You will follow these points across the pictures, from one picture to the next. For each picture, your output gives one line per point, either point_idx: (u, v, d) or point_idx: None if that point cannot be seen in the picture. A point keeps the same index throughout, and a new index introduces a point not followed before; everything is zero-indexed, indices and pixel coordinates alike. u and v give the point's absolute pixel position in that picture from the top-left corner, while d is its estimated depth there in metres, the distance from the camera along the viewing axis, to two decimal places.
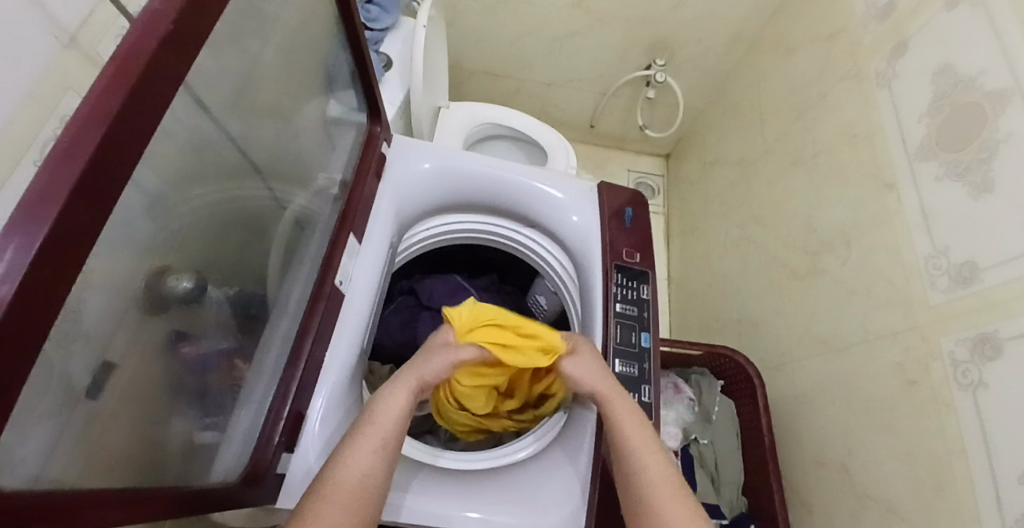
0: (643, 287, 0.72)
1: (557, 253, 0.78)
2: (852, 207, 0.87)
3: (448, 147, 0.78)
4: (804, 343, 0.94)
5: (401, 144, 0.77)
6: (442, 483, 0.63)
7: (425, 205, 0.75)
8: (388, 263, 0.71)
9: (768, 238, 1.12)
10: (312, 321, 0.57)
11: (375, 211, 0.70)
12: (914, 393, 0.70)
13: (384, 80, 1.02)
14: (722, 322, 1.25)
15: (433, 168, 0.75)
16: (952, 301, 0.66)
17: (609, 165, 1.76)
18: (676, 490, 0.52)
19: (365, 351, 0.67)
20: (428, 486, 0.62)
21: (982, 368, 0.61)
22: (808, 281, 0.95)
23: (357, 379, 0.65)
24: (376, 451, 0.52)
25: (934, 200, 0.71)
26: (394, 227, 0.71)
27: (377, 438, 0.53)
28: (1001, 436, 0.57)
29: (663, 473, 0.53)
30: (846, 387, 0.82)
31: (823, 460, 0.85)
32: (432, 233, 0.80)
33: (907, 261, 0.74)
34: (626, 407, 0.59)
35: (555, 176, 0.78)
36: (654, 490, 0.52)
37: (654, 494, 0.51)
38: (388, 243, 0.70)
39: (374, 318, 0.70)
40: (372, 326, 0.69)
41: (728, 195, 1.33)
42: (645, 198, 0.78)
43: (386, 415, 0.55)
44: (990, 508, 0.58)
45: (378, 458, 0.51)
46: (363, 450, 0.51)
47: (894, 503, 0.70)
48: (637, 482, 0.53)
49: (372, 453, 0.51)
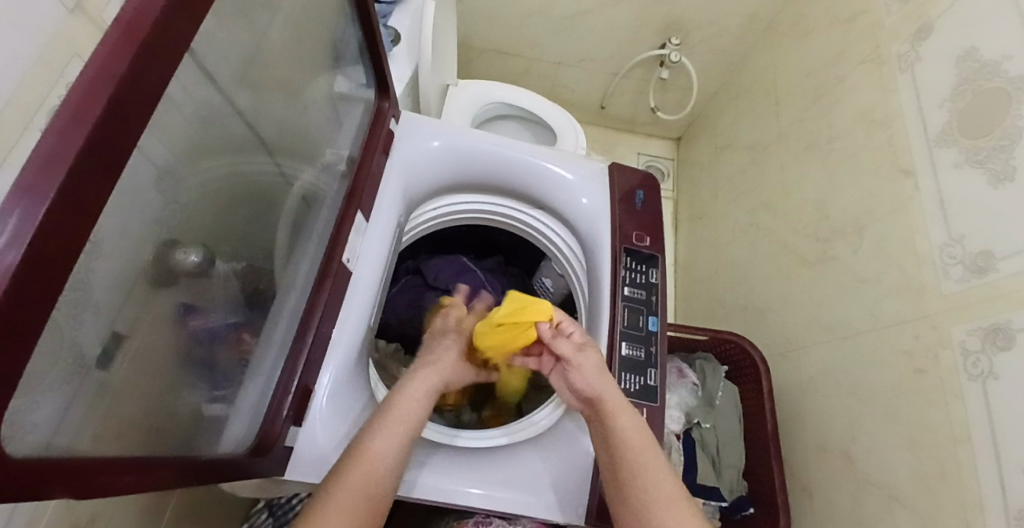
0: (652, 272, 0.69)
1: (565, 236, 0.77)
2: (866, 194, 0.86)
3: (456, 125, 0.76)
4: (809, 331, 0.93)
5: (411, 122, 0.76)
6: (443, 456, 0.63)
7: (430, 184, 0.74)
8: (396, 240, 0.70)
9: (778, 225, 1.10)
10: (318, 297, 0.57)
11: (382, 188, 0.69)
12: (921, 381, 0.69)
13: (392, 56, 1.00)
14: (727, 309, 1.24)
15: (440, 149, 0.74)
16: (964, 291, 0.65)
17: (619, 148, 1.73)
18: (681, 503, 0.53)
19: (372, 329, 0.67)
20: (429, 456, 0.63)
21: (993, 358, 0.60)
22: (817, 270, 0.94)
23: (365, 356, 0.65)
24: (400, 439, 0.55)
25: (951, 188, 0.70)
26: (399, 205, 0.70)
27: (401, 429, 0.55)
28: (1010, 428, 0.57)
29: (668, 492, 0.53)
30: (852, 375, 0.81)
31: (825, 446, 0.85)
32: (439, 213, 0.79)
33: (921, 249, 0.73)
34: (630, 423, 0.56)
35: (565, 158, 0.77)
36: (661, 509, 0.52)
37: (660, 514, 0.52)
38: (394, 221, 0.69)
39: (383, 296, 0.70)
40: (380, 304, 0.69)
41: (740, 180, 1.31)
42: (656, 180, 0.77)
43: (410, 401, 0.58)
44: (994, 499, 0.58)
45: (404, 444, 0.55)
46: (388, 437, 0.54)
47: (896, 490, 0.70)
48: (642, 500, 0.53)
49: (399, 437, 0.55)
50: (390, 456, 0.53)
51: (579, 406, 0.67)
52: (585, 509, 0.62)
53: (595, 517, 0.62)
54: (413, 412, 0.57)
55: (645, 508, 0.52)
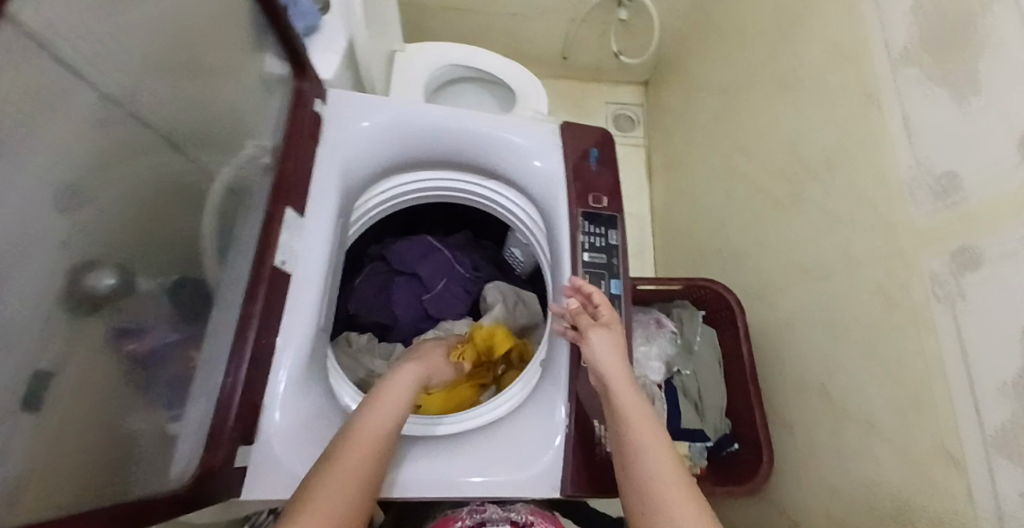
0: (612, 233, 0.68)
1: (522, 204, 0.74)
2: (834, 127, 0.83)
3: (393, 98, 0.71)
4: (784, 271, 0.93)
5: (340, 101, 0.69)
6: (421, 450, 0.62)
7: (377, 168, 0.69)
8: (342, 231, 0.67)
9: (751, 166, 1.08)
10: (250, 312, 0.53)
11: (316, 179, 0.65)
12: (893, 312, 0.68)
13: (321, 25, 0.86)
14: (705, 256, 1.23)
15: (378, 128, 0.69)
16: (931, 217, 0.64)
17: (587, 100, 1.68)
18: (676, 476, 0.48)
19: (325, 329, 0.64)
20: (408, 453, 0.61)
21: (959, 281, 0.59)
22: (791, 209, 0.92)
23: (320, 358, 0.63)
24: (393, 413, 0.57)
25: (915, 110, 0.67)
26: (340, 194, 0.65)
27: (394, 407, 0.58)
28: (981, 352, 0.56)
29: (662, 467, 0.49)
30: (827, 312, 0.81)
31: (802, 382, 0.86)
32: (390, 195, 0.75)
33: (888, 178, 0.71)
34: (635, 400, 0.54)
35: (513, 123, 0.72)
36: (656, 483, 0.48)
37: (653, 485, 0.48)
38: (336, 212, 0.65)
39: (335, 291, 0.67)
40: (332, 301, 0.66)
41: (711, 122, 1.27)
42: (611, 136, 0.73)
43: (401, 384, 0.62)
44: (969, 423, 0.57)
45: (399, 418, 0.58)
46: (384, 411, 0.57)
47: (874, 421, 0.71)
48: (641, 475, 0.49)
49: (393, 412, 0.58)
50: (384, 429, 0.55)
51: (547, 381, 0.66)
52: (561, 481, 0.62)
53: (573, 487, 0.61)
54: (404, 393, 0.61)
55: (645, 480, 0.48)
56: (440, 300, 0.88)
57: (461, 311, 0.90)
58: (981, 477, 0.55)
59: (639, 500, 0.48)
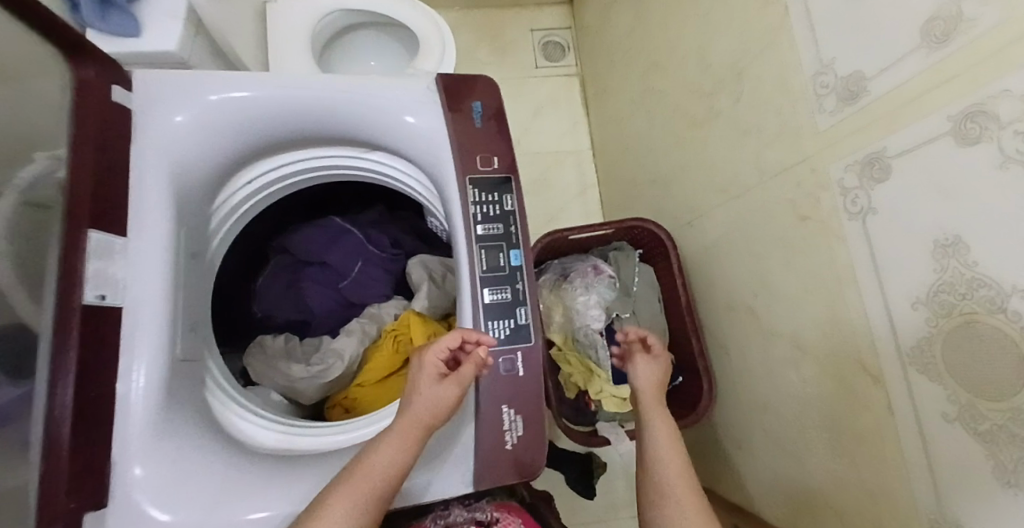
0: (507, 198, 0.59)
1: (411, 175, 0.64)
2: (740, 31, 0.75)
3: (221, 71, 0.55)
4: (708, 196, 0.89)
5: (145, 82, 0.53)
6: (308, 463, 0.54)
7: (227, 162, 0.55)
8: (197, 241, 0.55)
9: (670, 84, 1.00)
10: (65, 366, 0.42)
11: (135, 185, 0.50)
12: (807, 229, 0.65)
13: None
14: (639, 186, 1.18)
15: (206, 109, 0.53)
16: (839, 124, 0.58)
17: (505, 29, 1.53)
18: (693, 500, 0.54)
19: (200, 354, 0.55)
20: (286, 471, 0.52)
21: (870, 193, 0.55)
22: (709, 128, 0.86)
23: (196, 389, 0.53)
24: (443, 401, 0.51)
25: (818, 3, 0.60)
26: (173, 204, 0.51)
27: (451, 389, 0.52)
28: (890, 265, 0.53)
29: (687, 491, 0.55)
30: (748, 235, 0.78)
31: (733, 307, 0.84)
32: (255, 188, 0.62)
33: (796, 84, 0.65)
34: (666, 429, 0.60)
35: (379, 83, 0.59)
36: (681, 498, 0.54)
37: (674, 499, 0.54)
38: (176, 223, 0.51)
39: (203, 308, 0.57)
40: (200, 320, 0.55)
41: (630, 38, 1.17)
42: (500, 90, 0.63)
43: (429, 380, 0.52)
44: (884, 340, 0.55)
45: (443, 404, 0.51)
46: (430, 395, 0.51)
47: (798, 341, 0.70)
48: (665, 496, 0.55)
49: (446, 394, 0.51)
50: (433, 414, 0.51)
51: None
52: (472, 477, 0.55)
53: (482, 480, 0.55)
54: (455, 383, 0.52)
55: (664, 489, 0.55)
56: (357, 285, 0.82)
57: (385, 292, 0.84)
58: (901, 396, 0.54)
59: (653, 497, 0.56)
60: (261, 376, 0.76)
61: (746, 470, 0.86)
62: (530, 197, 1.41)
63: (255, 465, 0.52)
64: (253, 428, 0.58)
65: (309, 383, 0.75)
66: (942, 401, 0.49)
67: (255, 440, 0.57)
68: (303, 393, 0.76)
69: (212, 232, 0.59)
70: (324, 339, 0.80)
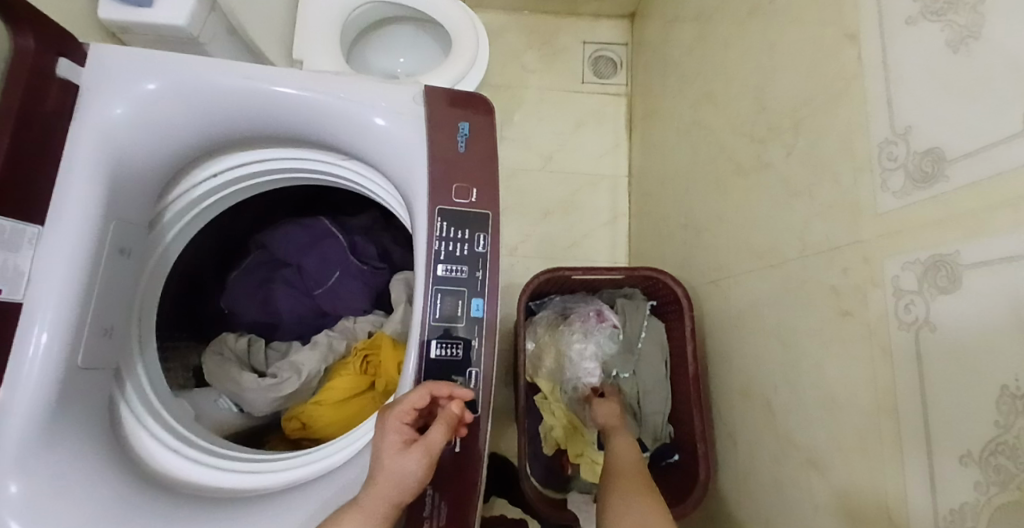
0: (479, 238, 0.51)
1: (387, 193, 0.57)
2: (805, 76, 0.64)
3: (185, 55, 0.50)
4: (741, 257, 0.77)
5: (97, 59, 0.48)
6: (202, 504, 0.47)
7: (178, 154, 0.51)
8: (133, 237, 0.51)
9: (720, 121, 0.88)
10: None
11: (63, 170, 0.45)
12: (845, 328, 0.54)
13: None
14: (671, 227, 1.06)
15: (153, 97, 0.48)
16: (904, 210, 0.47)
17: (560, 36, 1.44)
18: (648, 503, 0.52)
19: (114, 359, 0.50)
20: (173, 514, 0.45)
21: (929, 303, 0.43)
22: (754, 180, 0.75)
23: (97, 403, 0.48)
24: (404, 476, 0.41)
25: (900, 55, 0.48)
26: (106, 196, 0.46)
27: (414, 458, 0.41)
28: (941, 404, 0.41)
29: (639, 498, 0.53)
30: (779, 314, 0.66)
31: (748, 391, 0.73)
32: (218, 184, 0.57)
33: (859, 150, 0.53)
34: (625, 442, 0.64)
35: (358, 86, 0.52)
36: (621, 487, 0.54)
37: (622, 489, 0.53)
38: (102, 216, 0.46)
39: (130, 309, 0.53)
40: (119, 323, 0.51)
41: (687, 62, 1.05)
42: (495, 110, 0.54)
43: (391, 450, 0.41)
44: (919, 495, 0.43)
45: (408, 479, 0.41)
46: (389, 466, 0.41)
47: (815, 455, 0.58)
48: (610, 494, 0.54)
49: (408, 464, 0.41)
50: (393, 491, 0.40)
51: None
52: None
53: None
54: (422, 453, 0.41)
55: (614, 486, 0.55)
56: (330, 297, 0.76)
57: (363, 307, 0.77)
58: None
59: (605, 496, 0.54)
60: (213, 379, 0.71)
61: None
62: (556, 218, 1.31)
63: (148, 494, 0.46)
64: (159, 447, 0.52)
65: (258, 396, 0.69)
66: None
67: (164, 464, 0.51)
68: (252, 404, 0.70)
69: (161, 230, 0.55)
70: (292, 347, 0.75)
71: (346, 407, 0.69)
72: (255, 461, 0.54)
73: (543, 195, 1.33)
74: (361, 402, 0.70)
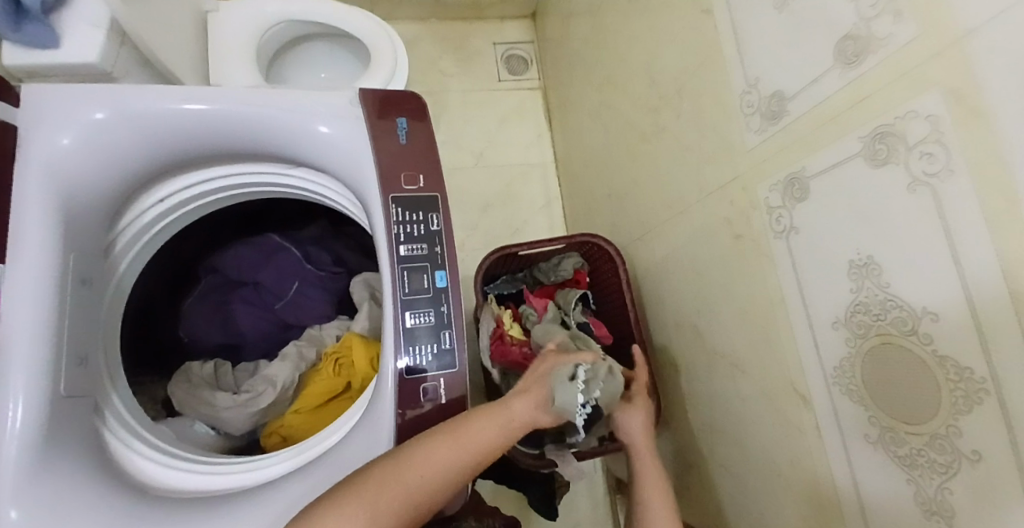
0: (432, 218, 0.57)
1: (337, 192, 0.62)
2: (679, 49, 0.75)
3: (122, 86, 0.53)
4: (657, 211, 0.88)
5: (31, 99, 0.50)
6: (204, 499, 0.50)
7: (128, 182, 0.53)
8: (93, 266, 0.52)
9: (621, 98, 0.99)
10: None
11: (17, 206, 0.47)
12: (740, 248, 0.65)
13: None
14: (597, 200, 1.16)
15: (99, 127, 0.51)
16: (764, 143, 0.58)
17: (470, 40, 1.52)
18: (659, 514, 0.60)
19: (93, 385, 0.52)
20: (179, 510, 0.48)
21: (793, 212, 0.55)
22: (656, 143, 0.86)
23: (86, 425, 0.49)
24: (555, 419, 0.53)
25: (744, 21, 0.60)
26: (64, 227, 0.48)
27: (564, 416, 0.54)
28: (814, 286, 0.53)
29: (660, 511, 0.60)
30: (691, 251, 0.77)
31: (679, 325, 0.83)
32: (167, 207, 0.59)
33: (726, 102, 0.65)
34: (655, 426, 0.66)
35: (297, 97, 0.57)
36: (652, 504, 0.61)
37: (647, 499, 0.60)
38: (64, 246, 0.48)
39: (98, 337, 0.54)
40: (91, 350, 0.52)
41: (587, 51, 1.17)
42: (426, 105, 0.61)
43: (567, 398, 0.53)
44: (811, 362, 0.55)
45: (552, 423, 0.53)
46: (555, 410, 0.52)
47: (736, 359, 0.69)
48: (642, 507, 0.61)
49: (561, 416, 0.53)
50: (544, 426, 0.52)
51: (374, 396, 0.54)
52: None
53: None
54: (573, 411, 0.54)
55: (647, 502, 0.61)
56: (292, 306, 0.79)
57: (326, 312, 0.80)
58: (826, 414, 0.53)
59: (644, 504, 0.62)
60: (183, 406, 0.72)
61: (689, 492, 0.84)
62: (493, 209, 1.39)
63: (151, 499, 0.48)
64: (150, 462, 0.53)
65: (233, 413, 0.71)
66: (863, 423, 0.49)
67: (159, 476, 0.52)
68: (228, 423, 0.71)
69: (115, 258, 0.57)
70: (260, 364, 0.77)
71: (327, 409, 0.72)
72: (247, 461, 0.56)
73: (479, 190, 1.40)
74: (341, 402, 0.73)
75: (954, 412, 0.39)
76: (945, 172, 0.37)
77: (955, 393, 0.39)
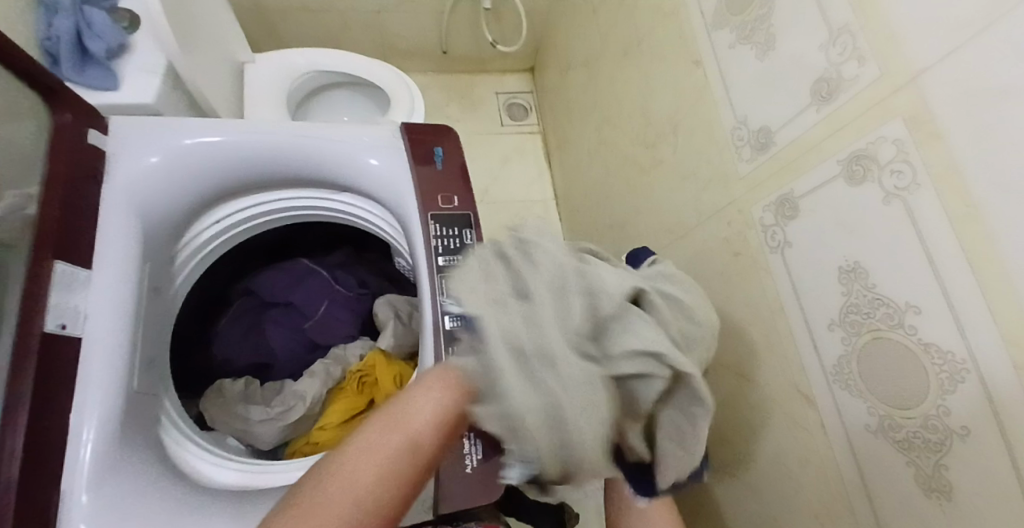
0: (467, 233, 0.63)
1: (377, 214, 0.68)
2: (673, 93, 0.85)
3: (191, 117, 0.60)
4: (658, 237, 0.95)
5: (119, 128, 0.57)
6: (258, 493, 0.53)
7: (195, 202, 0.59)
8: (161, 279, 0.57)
9: (620, 139, 1.09)
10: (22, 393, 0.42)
11: (102, 219, 0.53)
12: (739, 264, 0.72)
13: (133, 43, 0.80)
14: (599, 232, 1.24)
15: (180, 151, 0.57)
16: (755, 169, 0.67)
17: (474, 90, 1.65)
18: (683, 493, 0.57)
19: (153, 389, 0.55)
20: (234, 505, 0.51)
21: (786, 228, 0.62)
22: (654, 175, 0.94)
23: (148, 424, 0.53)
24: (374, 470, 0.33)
25: (732, 68, 0.69)
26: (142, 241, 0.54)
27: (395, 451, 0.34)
28: (809, 291, 0.59)
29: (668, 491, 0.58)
30: (693, 271, 0.84)
31: None
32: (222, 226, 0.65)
33: (719, 135, 0.74)
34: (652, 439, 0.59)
35: (345, 129, 0.65)
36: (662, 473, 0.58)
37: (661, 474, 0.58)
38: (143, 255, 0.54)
39: (160, 344, 0.58)
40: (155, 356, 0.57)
41: (584, 97, 1.28)
42: (458, 136, 0.69)
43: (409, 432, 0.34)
44: (812, 362, 0.60)
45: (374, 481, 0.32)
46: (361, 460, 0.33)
47: (743, 368, 0.74)
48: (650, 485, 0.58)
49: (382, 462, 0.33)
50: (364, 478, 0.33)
51: None
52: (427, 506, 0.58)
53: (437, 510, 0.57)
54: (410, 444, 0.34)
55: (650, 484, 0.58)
56: (322, 326, 0.83)
57: (352, 333, 0.84)
58: (830, 410, 0.58)
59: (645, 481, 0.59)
60: (215, 421, 0.75)
61: (704, 508, 0.87)
62: None
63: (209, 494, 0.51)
64: (204, 464, 0.56)
65: (265, 428, 0.74)
66: (864, 414, 0.54)
67: (215, 479, 0.55)
68: (258, 438, 0.74)
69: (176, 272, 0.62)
70: (286, 382, 0.80)
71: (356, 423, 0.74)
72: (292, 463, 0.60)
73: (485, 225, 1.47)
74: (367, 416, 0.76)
75: (942, 393, 0.45)
76: (913, 185, 0.45)
77: (940, 375, 0.45)
